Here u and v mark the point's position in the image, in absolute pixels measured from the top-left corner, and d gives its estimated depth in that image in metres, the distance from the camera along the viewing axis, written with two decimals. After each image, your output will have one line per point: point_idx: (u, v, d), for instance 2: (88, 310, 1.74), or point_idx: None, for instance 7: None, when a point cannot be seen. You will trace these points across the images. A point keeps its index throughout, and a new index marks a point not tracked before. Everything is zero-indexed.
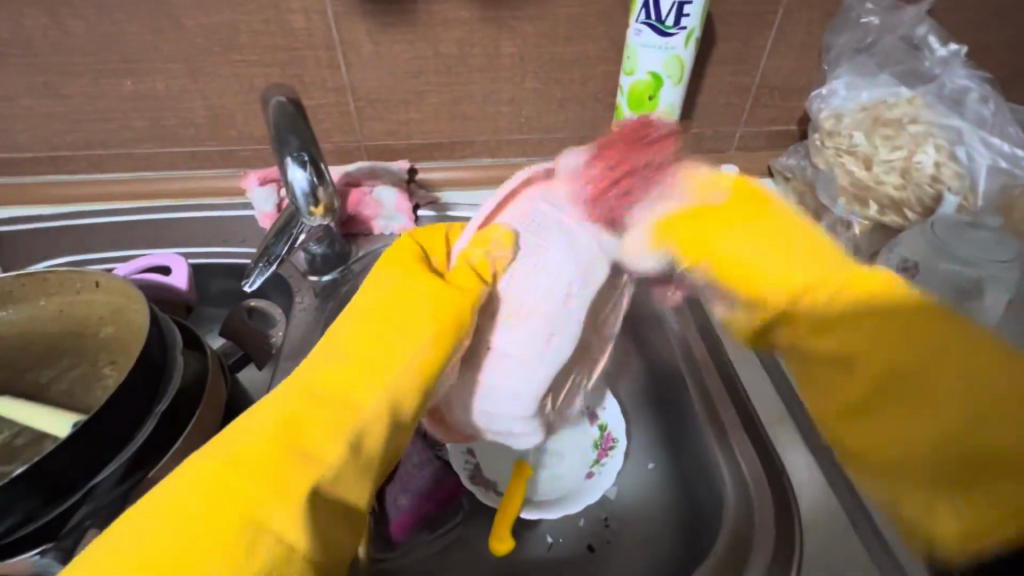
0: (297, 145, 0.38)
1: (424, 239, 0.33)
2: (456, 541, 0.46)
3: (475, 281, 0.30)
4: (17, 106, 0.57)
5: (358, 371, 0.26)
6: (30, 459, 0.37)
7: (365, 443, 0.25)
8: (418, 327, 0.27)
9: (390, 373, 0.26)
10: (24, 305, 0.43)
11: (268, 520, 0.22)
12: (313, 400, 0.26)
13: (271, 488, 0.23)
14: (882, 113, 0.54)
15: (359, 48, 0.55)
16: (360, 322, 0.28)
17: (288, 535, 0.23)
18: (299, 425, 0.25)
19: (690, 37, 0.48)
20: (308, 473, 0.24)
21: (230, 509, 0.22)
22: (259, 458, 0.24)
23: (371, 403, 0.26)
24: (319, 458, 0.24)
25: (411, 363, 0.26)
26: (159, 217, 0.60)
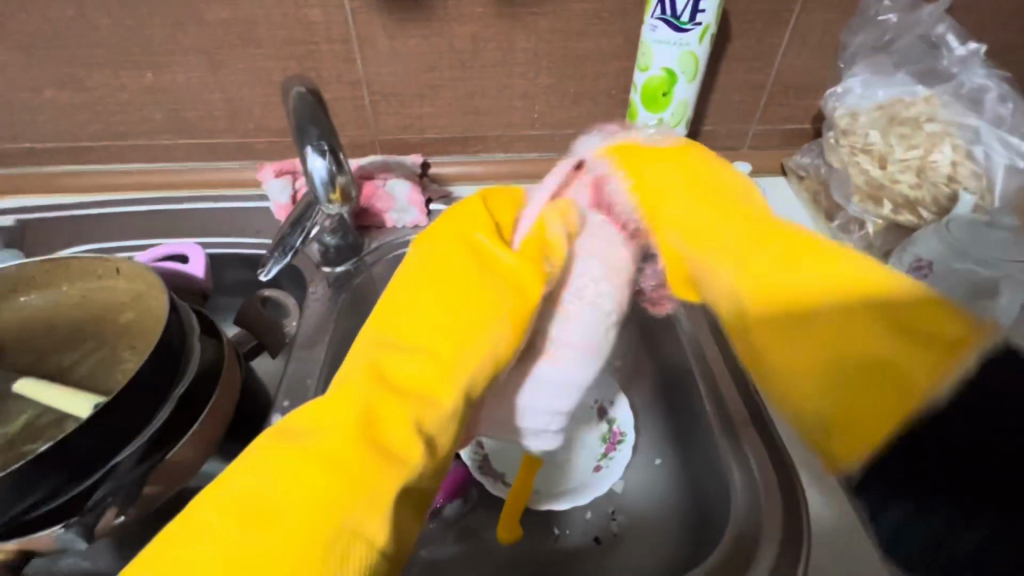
0: (317, 134, 0.39)
1: (494, 201, 0.32)
2: (464, 531, 0.47)
3: (541, 254, 0.29)
4: (39, 97, 0.58)
5: (435, 362, 0.25)
6: (53, 438, 0.38)
7: (441, 439, 0.24)
8: (495, 314, 0.26)
9: (472, 357, 0.25)
10: (49, 291, 0.44)
11: (356, 522, 0.21)
12: (388, 390, 0.24)
13: (357, 489, 0.21)
14: (898, 112, 0.54)
15: (374, 43, 0.55)
16: (436, 301, 0.26)
17: (375, 534, 0.21)
18: (377, 417, 0.23)
19: (705, 34, 0.48)
20: (390, 470, 0.22)
21: (314, 512, 0.20)
22: (338, 457, 0.22)
23: (447, 396, 0.25)
24: (402, 457, 0.23)
25: (488, 351, 0.26)
26: (175, 208, 0.61)
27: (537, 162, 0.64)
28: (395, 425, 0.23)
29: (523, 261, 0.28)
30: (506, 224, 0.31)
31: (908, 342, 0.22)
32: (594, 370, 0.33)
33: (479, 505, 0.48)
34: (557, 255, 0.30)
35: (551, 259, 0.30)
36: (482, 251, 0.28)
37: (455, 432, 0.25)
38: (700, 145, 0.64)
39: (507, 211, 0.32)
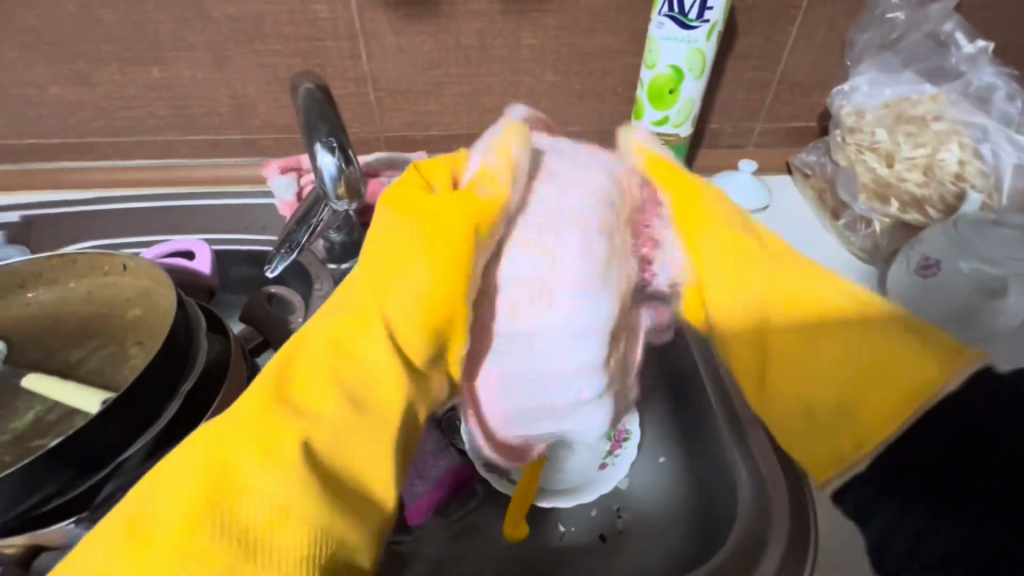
0: (326, 131, 0.38)
1: (428, 170, 0.32)
2: (469, 527, 0.47)
3: (463, 207, 0.27)
4: (45, 93, 0.58)
5: (355, 320, 0.25)
6: (62, 433, 0.38)
7: (367, 394, 0.24)
8: (410, 263, 0.26)
9: (388, 306, 0.25)
10: (57, 287, 0.44)
11: (243, 496, 0.21)
12: (314, 351, 0.25)
13: (264, 452, 0.21)
14: (905, 110, 0.53)
15: (380, 39, 0.55)
16: (366, 271, 0.27)
17: (286, 494, 0.21)
18: (297, 381, 0.24)
19: (713, 31, 0.48)
20: (298, 425, 0.22)
21: (225, 474, 0.21)
22: (249, 421, 0.22)
23: (367, 347, 0.25)
24: (318, 413, 0.23)
25: (410, 299, 0.25)
26: (181, 205, 0.61)
27: None
28: (309, 385, 0.24)
29: (445, 222, 0.27)
30: (441, 181, 0.31)
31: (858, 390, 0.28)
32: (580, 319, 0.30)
33: (484, 501, 0.48)
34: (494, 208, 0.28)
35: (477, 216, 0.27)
36: (409, 214, 0.29)
37: (388, 386, 0.24)
38: (706, 142, 0.64)
39: (445, 175, 0.31)
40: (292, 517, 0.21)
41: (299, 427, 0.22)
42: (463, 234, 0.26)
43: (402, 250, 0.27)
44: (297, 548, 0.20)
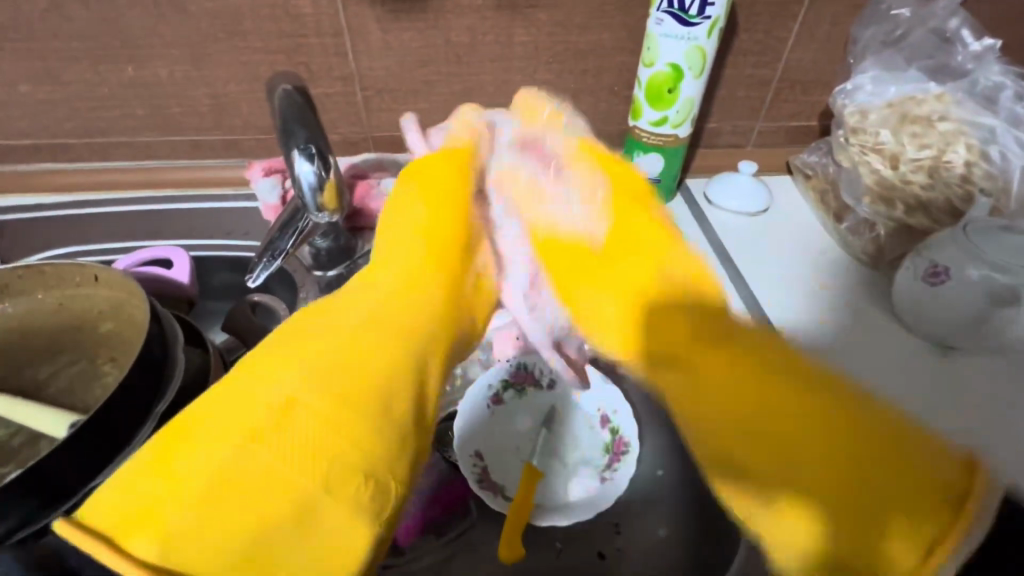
0: (304, 137, 0.36)
1: (423, 164, 0.40)
2: (462, 548, 0.45)
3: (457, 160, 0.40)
4: (13, 92, 0.55)
5: (380, 261, 0.34)
6: (26, 461, 0.36)
7: (380, 311, 0.30)
8: (411, 212, 0.36)
9: (398, 241, 0.35)
10: (24, 299, 0.42)
11: (271, 388, 0.25)
12: (350, 288, 0.32)
13: (287, 367, 0.26)
14: (910, 110, 0.52)
15: (367, 35, 0.53)
16: (382, 235, 0.36)
17: (296, 393, 0.25)
18: (325, 310, 0.30)
19: (713, 27, 0.46)
20: (321, 338, 0.27)
21: (255, 387, 0.25)
22: (282, 347, 0.27)
23: (384, 278, 0.32)
24: (336, 324, 0.29)
25: (417, 230, 0.35)
26: (160, 209, 0.59)
27: None
28: (338, 308, 0.30)
29: (448, 177, 0.38)
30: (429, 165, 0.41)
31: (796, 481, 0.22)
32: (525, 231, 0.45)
33: (478, 521, 0.46)
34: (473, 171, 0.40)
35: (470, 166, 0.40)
36: (404, 192, 0.38)
37: (406, 297, 0.31)
38: (704, 142, 0.62)
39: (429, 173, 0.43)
40: (312, 404, 0.25)
41: (332, 329, 0.28)
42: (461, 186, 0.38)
43: (410, 204, 0.37)
44: (321, 439, 0.24)
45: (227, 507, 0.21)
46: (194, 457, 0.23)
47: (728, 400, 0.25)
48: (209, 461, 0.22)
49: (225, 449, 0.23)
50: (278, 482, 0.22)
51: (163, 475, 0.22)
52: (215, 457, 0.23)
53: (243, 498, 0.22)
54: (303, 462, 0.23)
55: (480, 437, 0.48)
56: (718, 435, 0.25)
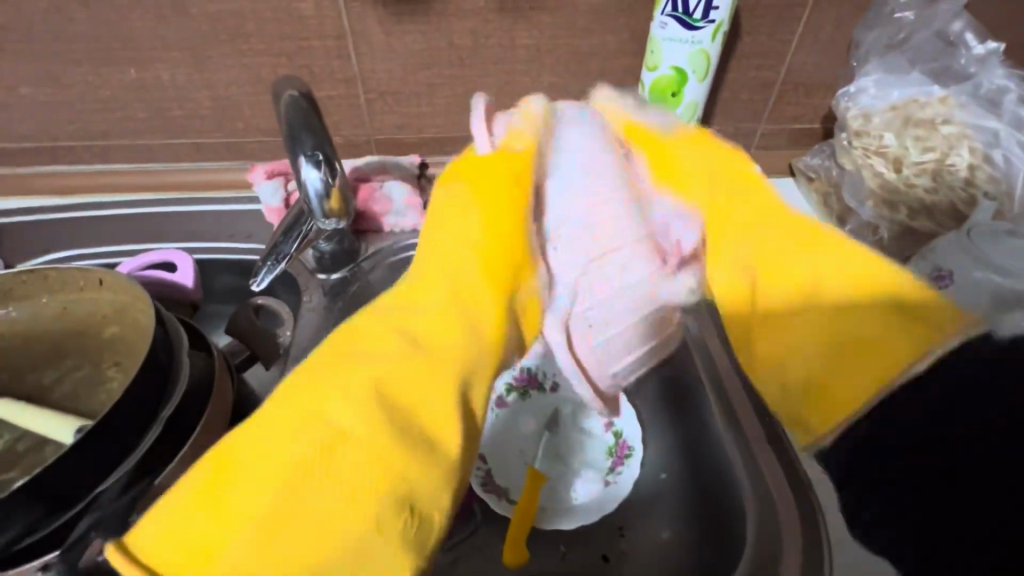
0: (312, 144, 0.36)
1: (473, 168, 0.32)
2: (466, 552, 0.45)
3: (506, 163, 0.31)
4: (15, 94, 0.55)
5: (424, 271, 0.28)
6: (31, 466, 0.36)
7: (428, 341, 0.24)
8: (461, 215, 0.30)
9: (445, 241, 0.29)
10: (28, 303, 0.42)
11: (321, 422, 0.21)
12: (390, 302, 0.27)
13: (338, 396, 0.22)
14: (913, 113, 0.52)
15: (369, 37, 0.53)
16: (427, 238, 0.30)
17: (349, 424, 0.21)
18: (365, 331, 0.25)
19: (717, 31, 0.46)
20: (368, 364, 0.23)
21: (301, 411, 0.22)
22: (324, 374, 0.23)
23: (433, 291, 0.27)
24: (382, 351, 0.24)
25: (474, 232, 0.29)
26: (163, 211, 0.59)
27: None
28: (381, 338, 0.24)
29: (509, 170, 0.31)
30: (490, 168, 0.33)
31: (841, 346, 0.24)
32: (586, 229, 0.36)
33: (482, 525, 0.46)
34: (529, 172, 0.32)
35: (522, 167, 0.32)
36: (449, 195, 0.31)
37: (468, 308, 0.26)
38: None
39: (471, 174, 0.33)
40: (369, 438, 0.21)
41: (382, 354, 0.23)
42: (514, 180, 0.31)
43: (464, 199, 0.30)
44: (376, 469, 0.21)
45: (290, 555, 0.19)
46: (243, 496, 0.20)
47: (783, 285, 0.26)
48: (261, 501, 0.19)
49: (277, 487, 0.20)
50: (329, 523, 0.19)
51: (208, 510, 0.20)
52: (267, 496, 0.20)
53: (299, 545, 0.19)
54: (355, 502, 0.20)
55: (485, 441, 0.49)
56: (747, 272, 0.28)
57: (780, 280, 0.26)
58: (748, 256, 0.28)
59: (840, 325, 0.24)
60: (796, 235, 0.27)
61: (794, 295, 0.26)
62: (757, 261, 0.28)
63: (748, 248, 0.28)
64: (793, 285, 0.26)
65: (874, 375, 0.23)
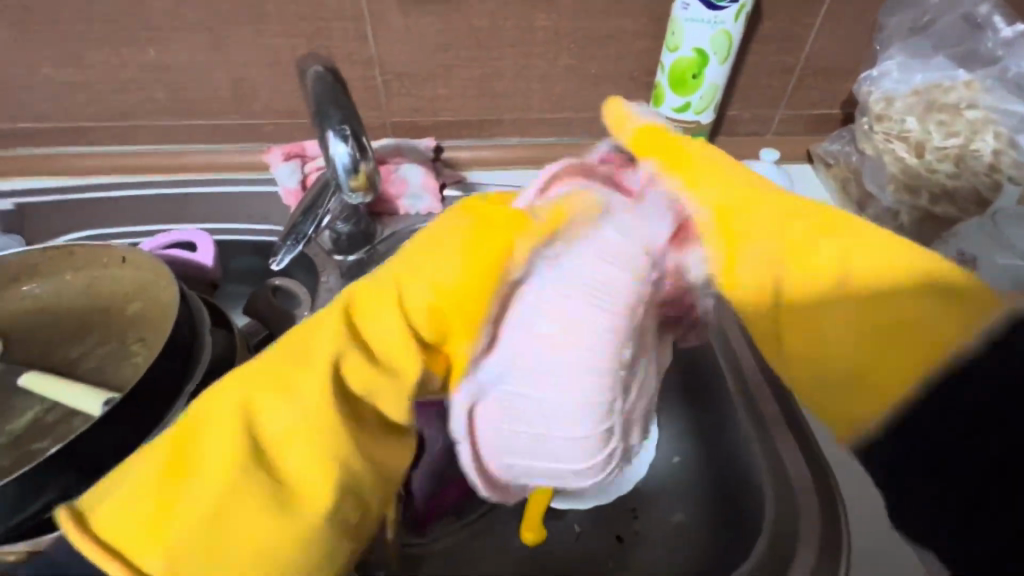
0: (339, 118, 0.36)
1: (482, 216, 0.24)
2: (482, 530, 0.46)
3: (509, 233, 0.23)
4: (35, 75, 0.55)
5: (385, 287, 0.24)
6: (64, 436, 0.36)
7: (384, 354, 0.23)
8: (438, 253, 0.24)
9: (404, 282, 0.24)
10: (54, 280, 0.43)
11: (265, 425, 0.22)
12: (334, 313, 0.24)
13: (276, 394, 0.22)
14: (937, 97, 0.51)
15: (387, 18, 0.52)
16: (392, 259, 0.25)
17: (290, 425, 0.22)
18: (303, 340, 0.24)
19: (741, 11, 0.46)
20: (301, 375, 0.23)
21: (241, 406, 0.22)
22: (268, 366, 0.23)
23: (385, 319, 0.23)
24: (317, 368, 0.22)
25: (431, 281, 0.23)
26: (177, 192, 0.59)
27: (555, 147, 0.61)
28: (325, 332, 0.23)
29: (496, 243, 0.23)
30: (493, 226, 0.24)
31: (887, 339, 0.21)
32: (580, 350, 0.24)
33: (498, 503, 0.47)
34: (529, 241, 0.23)
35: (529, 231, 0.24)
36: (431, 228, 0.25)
37: (401, 358, 0.23)
38: (725, 130, 0.61)
39: (482, 229, 0.24)
40: (307, 444, 0.22)
41: (313, 378, 0.22)
42: (494, 260, 0.23)
43: (434, 247, 0.24)
44: (318, 471, 0.22)
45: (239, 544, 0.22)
46: (193, 478, 0.22)
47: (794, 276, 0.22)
48: (206, 495, 0.21)
49: (214, 488, 0.21)
50: (268, 520, 0.21)
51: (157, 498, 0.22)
52: (211, 491, 0.21)
53: (243, 538, 0.21)
54: (299, 491, 0.22)
55: None
56: (781, 233, 0.23)
57: (814, 273, 0.22)
58: (823, 253, 0.22)
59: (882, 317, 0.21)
60: (808, 218, 0.23)
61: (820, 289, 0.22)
62: (788, 251, 0.22)
63: (783, 229, 0.23)
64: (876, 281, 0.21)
65: (880, 366, 0.21)
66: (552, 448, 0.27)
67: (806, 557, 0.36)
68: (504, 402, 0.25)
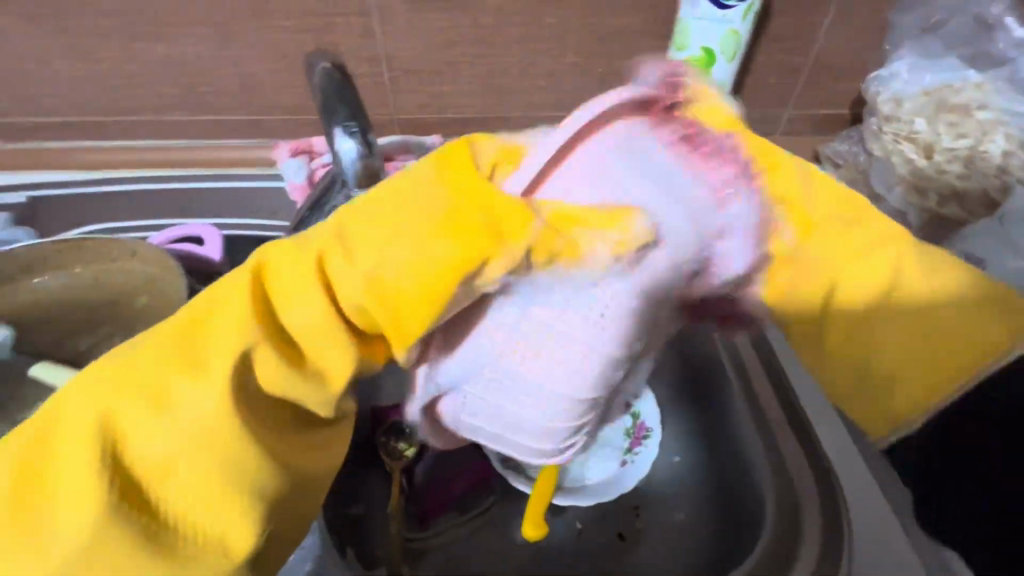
0: (345, 114, 0.36)
1: (454, 185, 0.22)
2: (484, 525, 0.46)
3: (489, 235, 0.21)
4: (48, 69, 0.56)
5: (307, 272, 0.21)
6: None
7: (307, 355, 0.22)
8: (389, 233, 0.21)
9: (342, 270, 0.21)
10: (64, 272, 0.44)
11: (138, 446, 0.21)
12: (234, 299, 0.21)
13: (153, 405, 0.21)
14: (947, 98, 0.51)
15: (394, 15, 0.52)
16: (329, 224, 0.22)
17: (169, 445, 0.21)
18: (197, 335, 0.22)
19: (747, 11, 0.46)
20: (184, 385, 0.21)
21: (107, 415, 0.21)
22: (142, 365, 0.21)
23: (318, 315, 0.21)
24: (208, 380, 0.21)
25: (371, 266, 0.21)
26: (185, 186, 0.59)
27: None
28: (220, 333, 0.21)
29: (458, 243, 0.20)
30: (473, 196, 0.21)
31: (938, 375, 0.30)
32: (568, 355, 0.24)
33: (495, 501, 0.47)
34: (517, 246, 0.21)
35: (507, 241, 0.21)
36: (384, 190, 0.22)
37: (319, 343, 0.21)
38: None
39: (453, 188, 0.22)
40: (200, 462, 0.21)
41: (204, 386, 0.21)
42: (449, 262, 0.20)
43: (383, 230, 0.21)
44: (206, 489, 0.21)
45: (111, 569, 0.21)
46: (53, 492, 0.21)
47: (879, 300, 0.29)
48: (75, 519, 0.20)
49: (80, 508, 0.20)
50: (142, 545, 0.21)
51: (6, 515, 0.20)
52: (84, 520, 0.20)
53: (118, 567, 0.21)
54: (189, 506, 0.21)
55: None
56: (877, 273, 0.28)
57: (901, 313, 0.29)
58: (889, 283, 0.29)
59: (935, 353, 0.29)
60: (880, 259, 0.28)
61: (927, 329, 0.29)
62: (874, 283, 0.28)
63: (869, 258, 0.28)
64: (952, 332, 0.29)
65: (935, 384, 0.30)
66: (532, 430, 0.27)
67: (807, 560, 0.35)
68: (499, 388, 0.26)
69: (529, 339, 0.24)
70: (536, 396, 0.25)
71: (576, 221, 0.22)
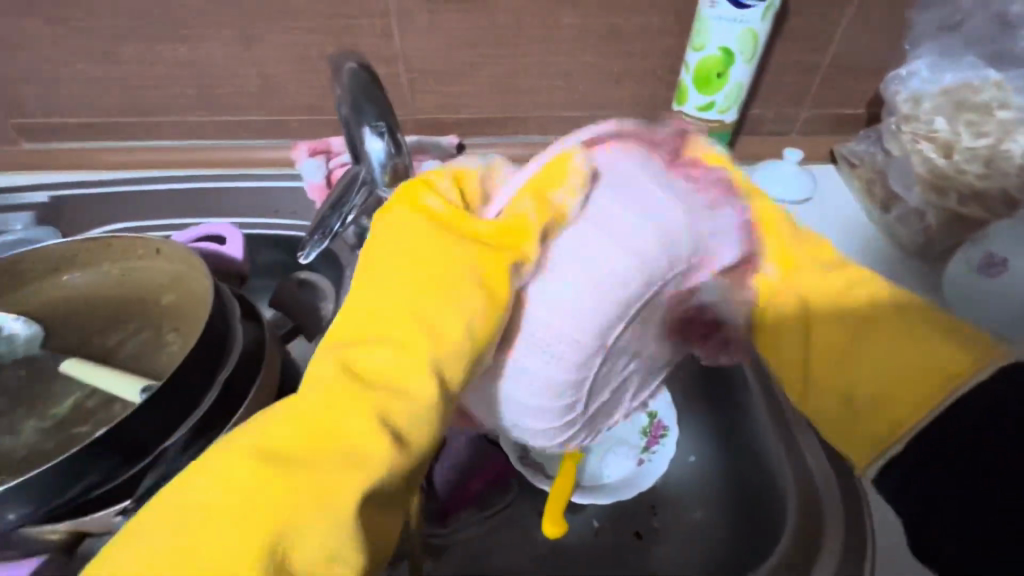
0: (375, 114, 0.37)
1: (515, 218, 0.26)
2: (503, 523, 0.47)
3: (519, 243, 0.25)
4: (71, 70, 0.57)
5: (408, 298, 0.23)
6: (105, 422, 0.37)
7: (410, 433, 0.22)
8: (460, 254, 0.24)
9: (438, 307, 0.23)
10: (90, 270, 0.44)
11: (302, 548, 0.19)
12: (382, 350, 0.23)
13: (313, 488, 0.20)
14: (967, 98, 0.51)
15: (413, 16, 0.53)
16: (405, 243, 0.25)
17: (331, 536, 0.19)
18: (348, 400, 0.22)
19: (767, 11, 0.46)
20: (349, 468, 0.20)
21: (275, 494, 0.19)
22: (312, 434, 0.21)
23: (416, 379, 0.22)
24: (365, 451, 0.21)
25: (452, 284, 0.23)
26: (204, 186, 0.60)
27: None
28: (363, 408, 0.21)
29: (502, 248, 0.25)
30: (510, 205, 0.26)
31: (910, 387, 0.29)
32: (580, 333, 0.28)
33: (515, 500, 0.47)
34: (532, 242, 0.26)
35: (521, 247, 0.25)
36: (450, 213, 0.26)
37: (411, 382, 0.22)
38: (748, 129, 0.61)
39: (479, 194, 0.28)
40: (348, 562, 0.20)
41: (355, 480, 0.20)
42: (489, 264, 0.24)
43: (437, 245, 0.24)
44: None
45: None
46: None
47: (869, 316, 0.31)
48: None
49: None
50: None
51: None
52: None
53: None
54: None
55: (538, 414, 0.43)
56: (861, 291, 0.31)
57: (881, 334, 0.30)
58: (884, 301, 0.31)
59: (913, 371, 0.29)
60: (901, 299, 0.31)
61: (920, 359, 0.29)
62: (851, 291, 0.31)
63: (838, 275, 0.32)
64: (929, 355, 0.29)
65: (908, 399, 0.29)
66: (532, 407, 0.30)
67: (829, 562, 0.36)
68: (510, 363, 0.28)
69: (531, 322, 0.27)
70: (536, 376, 0.29)
71: (548, 185, 0.27)
